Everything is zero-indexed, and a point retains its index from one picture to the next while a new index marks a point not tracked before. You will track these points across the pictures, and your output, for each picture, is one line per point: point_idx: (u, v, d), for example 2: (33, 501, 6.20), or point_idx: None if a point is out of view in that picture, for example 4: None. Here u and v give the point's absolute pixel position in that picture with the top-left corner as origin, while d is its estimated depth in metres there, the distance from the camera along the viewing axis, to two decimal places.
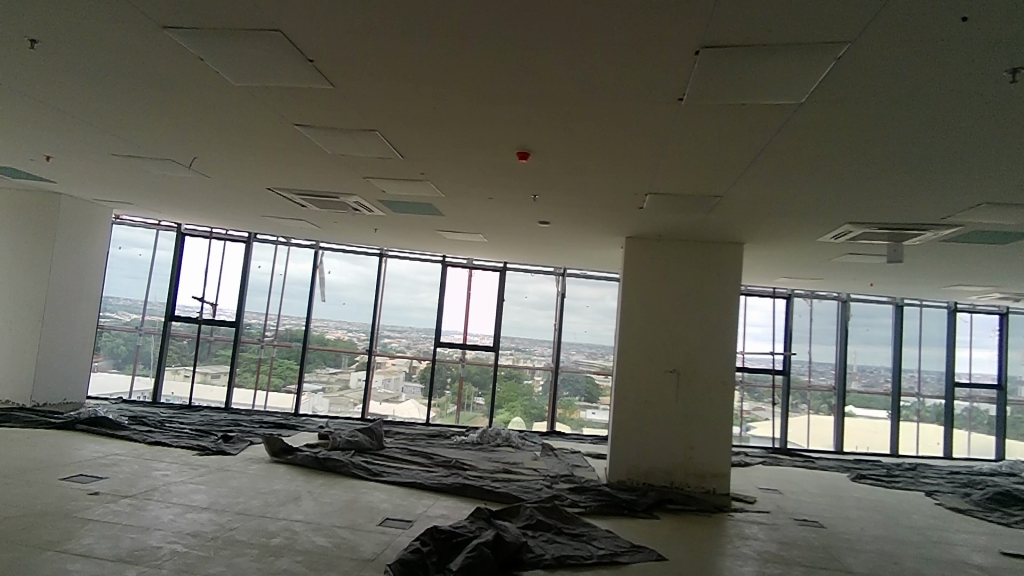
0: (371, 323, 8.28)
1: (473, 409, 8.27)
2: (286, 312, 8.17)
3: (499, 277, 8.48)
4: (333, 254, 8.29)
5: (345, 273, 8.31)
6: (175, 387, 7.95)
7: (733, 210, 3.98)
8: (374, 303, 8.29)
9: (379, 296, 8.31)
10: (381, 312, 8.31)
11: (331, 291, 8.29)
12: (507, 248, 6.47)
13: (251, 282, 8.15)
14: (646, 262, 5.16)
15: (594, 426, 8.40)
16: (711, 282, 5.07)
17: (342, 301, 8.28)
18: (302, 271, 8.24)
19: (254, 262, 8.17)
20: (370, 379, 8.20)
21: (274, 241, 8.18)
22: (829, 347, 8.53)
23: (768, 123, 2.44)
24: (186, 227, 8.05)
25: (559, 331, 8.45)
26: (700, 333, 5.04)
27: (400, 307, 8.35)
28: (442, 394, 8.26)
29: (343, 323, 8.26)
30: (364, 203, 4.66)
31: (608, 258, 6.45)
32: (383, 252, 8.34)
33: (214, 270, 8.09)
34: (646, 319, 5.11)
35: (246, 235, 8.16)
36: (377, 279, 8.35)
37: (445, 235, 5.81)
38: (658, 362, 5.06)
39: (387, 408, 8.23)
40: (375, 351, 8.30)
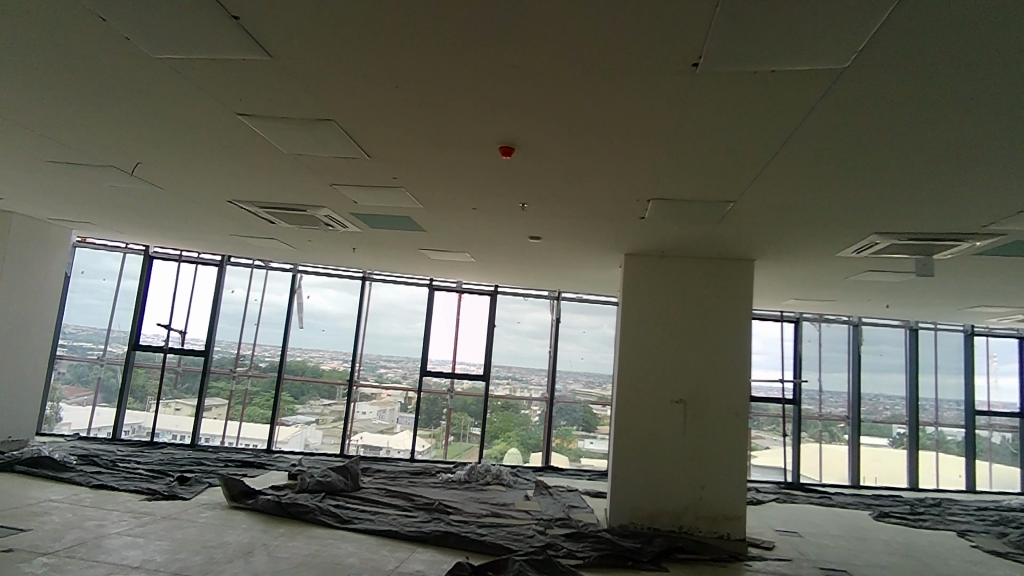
0: (353, 350, 7.76)
1: (464, 441, 7.69)
2: (262, 340, 7.65)
3: (490, 301, 8.02)
4: (312, 278, 7.80)
5: (327, 298, 7.85)
6: (162, 423, 7.33)
7: (746, 219, 3.55)
8: (357, 330, 7.79)
9: (363, 321, 7.83)
10: (365, 339, 7.82)
11: (312, 317, 7.78)
12: (498, 269, 6.02)
13: (225, 309, 7.65)
14: (648, 283, 4.71)
15: (592, 456, 7.78)
16: (720, 304, 4.61)
17: (322, 329, 7.78)
18: (280, 296, 7.74)
19: (227, 287, 7.68)
20: (351, 411, 7.66)
21: (250, 265, 7.70)
22: (840, 374, 8.05)
23: (800, 96, 2.01)
24: (155, 250, 7.54)
25: (555, 359, 7.96)
26: (709, 360, 4.57)
27: (386, 335, 7.85)
28: (436, 424, 7.71)
29: (324, 351, 7.74)
30: (335, 217, 4.19)
31: (607, 279, 6.00)
32: (366, 276, 7.87)
33: (184, 296, 7.57)
34: (648, 345, 4.64)
35: (219, 259, 7.67)
36: (361, 305, 7.87)
37: (429, 254, 5.36)
38: (662, 393, 4.58)
39: (377, 440, 7.67)
40: (359, 381, 7.78)
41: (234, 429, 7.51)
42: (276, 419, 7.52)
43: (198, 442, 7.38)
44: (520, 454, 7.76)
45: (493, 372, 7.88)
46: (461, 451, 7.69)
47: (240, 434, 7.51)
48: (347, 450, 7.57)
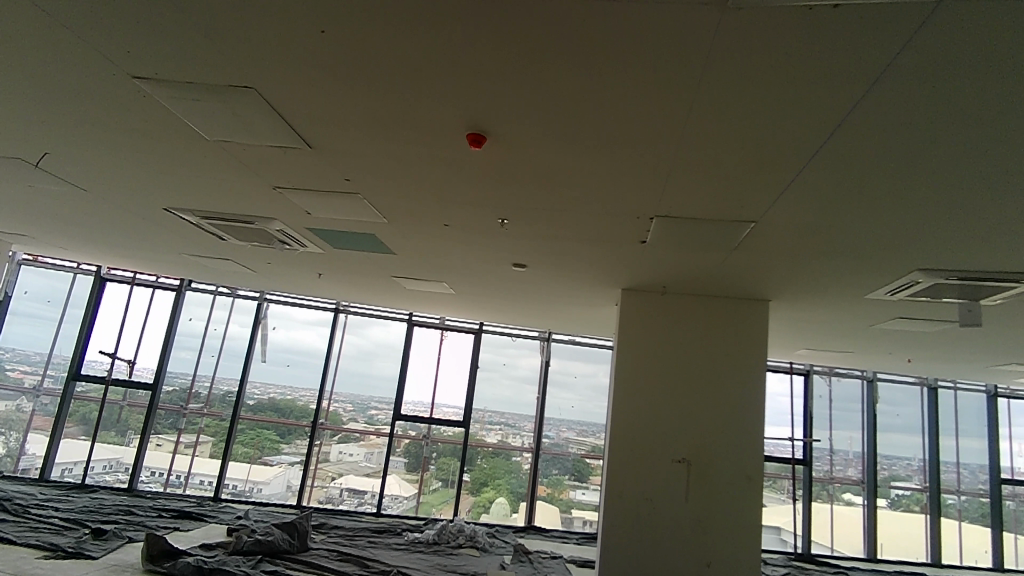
0: (319, 386, 7.08)
1: (450, 489, 6.97)
2: (220, 374, 6.96)
3: (473, 340, 7.45)
4: (279, 308, 7.20)
5: (297, 330, 7.21)
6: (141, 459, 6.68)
7: (766, 246, 3.00)
8: (328, 365, 7.14)
9: (331, 354, 7.19)
10: (330, 374, 7.14)
11: (278, 349, 7.12)
12: (482, 301, 5.42)
13: (182, 337, 7.02)
14: (647, 322, 4.14)
15: (585, 509, 7.02)
16: (729, 347, 4.02)
17: (286, 363, 7.10)
18: (242, 326, 7.10)
19: (185, 314, 7.06)
20: (310, 454, 6.88)
21: (212, 292, 7.11)
22: (853, 433, 7.39)
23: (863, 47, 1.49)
24: (108, 271, 6.97)
25: (543, 406, 7.31)
26: (716, 412, 3.95)
27: (359, 374, 7.21)
28: (423, 469, 7.02)
29: (289, 388, 7.06)
30: (289, 231, 3.59)
31: (602, 318, 5.42)
32: (339, 306, 7.28)
33: (135, 322, 6.95)
34: (645, 394, 4.03)
35: (177, 282, 7.07)
36: (333, 339, 7.22)
37: (403, 281, 4.76)
38: (661, 450, 3.94)
39: (363, 481, 6.89)
40: (320, 421, 7.04)
41: (186, 464, 6.75)
42: (227, 455, 6.76)
43: (136, 487, 6.54)
44: (511, 505, 7.00)
45: (474, 416, 7.22)
46: (447, 499, 6.95)
47: (190, 471, 6.72)
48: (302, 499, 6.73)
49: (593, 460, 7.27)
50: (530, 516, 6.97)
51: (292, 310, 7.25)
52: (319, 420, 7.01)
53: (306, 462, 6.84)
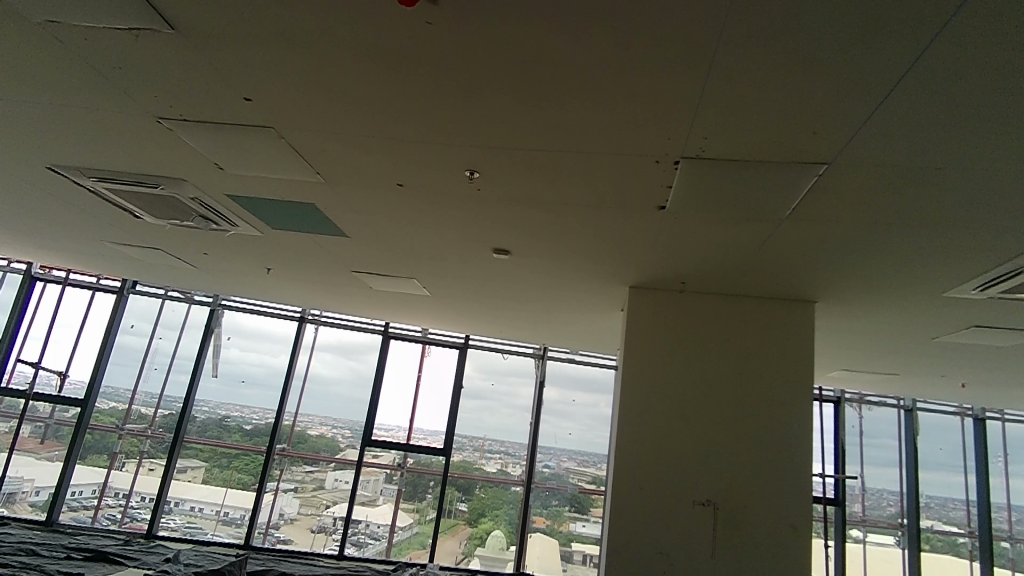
0: (276, 405, 6.23)
1: (450, 519, 6.15)
2: (167, 392, 6.13)
3: (459, 354, 6.66)
4: (236, 316, 6.40)
5: (259, 343, 6.38)
6: (134, 483, 5.92)
7: (831, 217, 2.20)
8: (292, 382, 6.32)
9: (292, 370, 6.37)
10: (292, 393, 6.31)
11: (232, 364, 6.30)
12: (463, 307, 4.62)
13: (123, 348, 6.23)
14: (663, 328, 3.34)
15: (586, 543, 6.18)
16: (765, 361, 3.21)
17: (241, 380, 6.27)
18: (193, 335, 6.28)
19: (126, 321, 6.28)
20: (264, 487, 6.01)
21: (160, 295, 6.33)
22: (888, 469, 6.51)
23: None
24: (40, 270, 6.28)
25: (536, 432, 6.47)
26: (751, 443, 3.11)
27: (329, 393, 6.37)
28: (422, 498, 6.20)
29: (247, 407, 6.22)
30: (206, 200, 2.82)
31: (605, 328, 4.61)
32: (304, 314, 6.45)
33: (69, 328, 6.21)
34: (661, 418, 3.20)
35: (118, 285, 6.33)
36: (296, 350, 6.39)
37: (367, 279, 3.97)
38: (680, 492, 3.09)
39: (357, 510, 6.05)
40: (277, 446, 6.17)
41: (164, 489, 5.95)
42: (170, 471, 5.96)
43: (54, 520, 5.71)
44: (507, 538, 6.14)
45: (455, 445, 6.37)
46: (449, 528, 6.11)
47: (132, 488, 5.90)
48: (253, 538, 5.84)
49: (596, 490, 6.36)
50: (524, 556, 6.07)
51: (250, 318, 6.42)
52: (276, 447, 6.15)
53: (272, 491, 6.05)
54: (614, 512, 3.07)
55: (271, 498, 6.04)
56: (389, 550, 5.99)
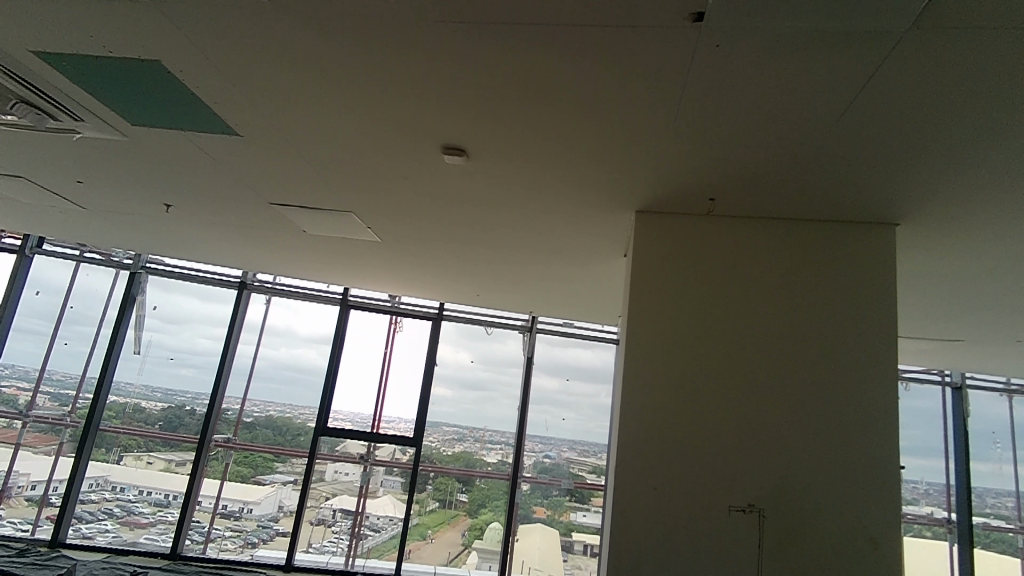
0: (213, 388, 5.33)
1: (451, 510, 5.42)
2: (78, 369, 5.24)
3: (433, 327, 5.80)
4: (164, 284, 5.46)
5: (192, 314, 5.44)
6: (134, 476, 5.15)
7: (989, 25, 1.29)
8: (230, 360, 5.43)
9: (231, 348, 5.45)
10: (234, 376, 5.43)
11: (155, 338, 5.37)
12: (422, 260, 3.71)
13: (25, 319, 5.36)
14: (690, 263, 2.43)
15: (587, 532, 5.40)
16: (831, 304, 2.31)
17: (168, 358, 5.35)
18: (106, 305, 5.34)
19: (29, 288, 5.38)
20: (194, 488, 5.16)
21: (65, 255, 5.40)
22: (933, 457, 5.65)
23: None
24: None
25: (524, 417, 5.66)
26: (819, 419, 2.21)
27: (283, 376, 5.48)
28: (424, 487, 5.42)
29: (179, 391, 5.31)
30: (8, 64, 1.93)
31: (600, 282, 3.70)
32: (246, 281, 5.53)
33: None
34: (689, 384, 2.30)
35: (19, 246, 5.41)
36: (233, 322, 5.47)
37: (288, 215, 3.05)
38: (719, 487, 2.19)
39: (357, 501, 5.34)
40: (215, 437, 5.31)
41: (97, 487, 5.11)
42: (81, 463, 5.05)
43: None
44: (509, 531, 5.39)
45: (427, 435, 5.55)
46: (448, 519, 5.40)
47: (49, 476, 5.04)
48: (180, 547, 5.02)
49: (599, 483, 5.53)
50: (519, 550, 5.31)
51: (183, 288, 5.48)
52: (213, 440, 5.28)
53: (218, 480, 5.24)
54: (628, 518, 2.18)
55: (218, 480, 5.24)
56: (387, 543, 5.25)
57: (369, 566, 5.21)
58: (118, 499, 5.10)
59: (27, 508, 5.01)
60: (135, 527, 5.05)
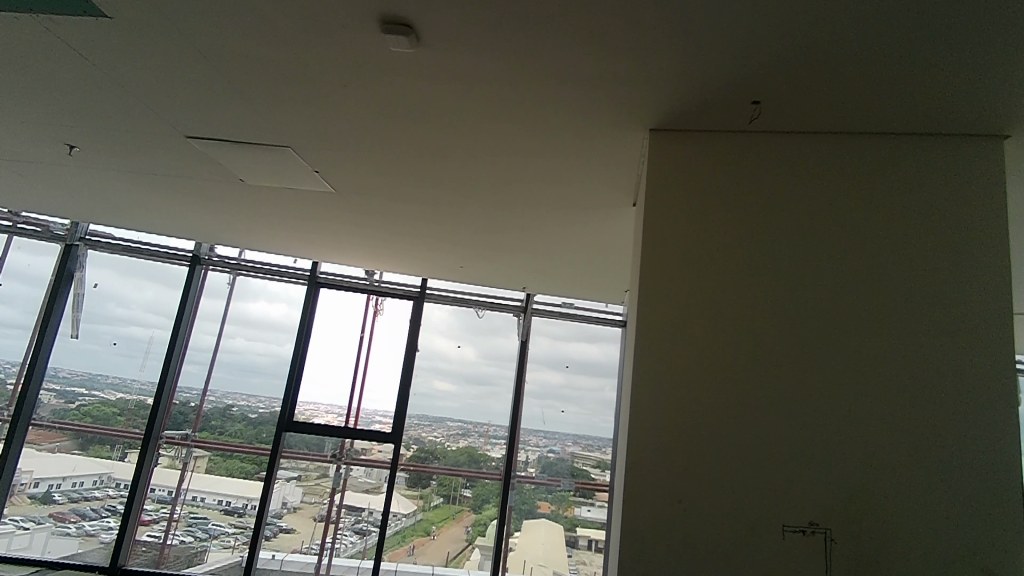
0: (161, 379, 4.74)
1: (455, 505, 4.91)
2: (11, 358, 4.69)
3: (415, 306, 5.20)
4: (108, 261, 4.87)
5: (144, 294, 4.87)
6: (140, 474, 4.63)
7: None
8: (183, 341, 4.87)
9: (182, 334, 4.86)
10: (188, 363, 4.84)
11: (96, 321, 4.79)
12: (383, 217, 3.11)
13: None
14: (731, 194, 1.84)
15: (593, 528, 4.92)
16: (921, 247, 1.72)
17: (110, 340, 4.77)
18: (43, 284, 4.77)
19: None
20: (141, 488, 4.60)
21: None
22: None
23: None
24: None
25: (519, 407, 5.09)
26: (904, 400, 1.62)
27: (243, 365, 4.89)
28: (427, 483, 4.91)
29: (128, 380, 4.74)
30: None
31: (599, 241, 3.11)
32: (198, 257, 4.94)
33: None
34: (735, 354, 1.71)
35: None
36: (186, 303, 4.90)
37: (210, 152, 2.46)
38: (777, 494, 1.60)
39: (360, 497, 4.78)
40: (165, 432, 4.74)
41: (35, 485, 4.57)
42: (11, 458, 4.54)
43: None
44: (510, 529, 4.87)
45: (406, 428, 4.99)
46: (453, 514, 4.89)
47: None
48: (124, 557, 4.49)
49: (604, 478, 5.02)
50: (520, 549, 4.84)
51: (132, 265, 4.89)
52: (162, 436, 4.71)
53: (177, 470, 4.67)
54: (652, 534, 1.60)
55: (176, 472, 4.68)
56: (393, 539, 4.75)
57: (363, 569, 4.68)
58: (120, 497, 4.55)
59: (31, 506, 4.54)
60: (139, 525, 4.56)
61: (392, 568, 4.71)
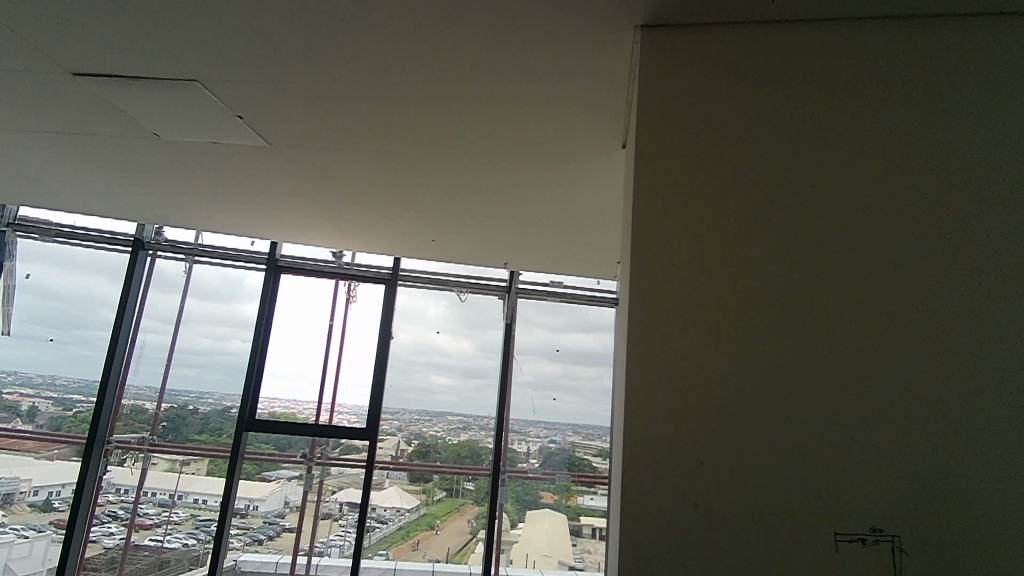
0: (105, 377, 4.29)
1: (458, 499, 4.51)
2: None
3: (388, 290, 4.77)
4: (42, 250, 4.37)
5: (85, 285, 4.41)
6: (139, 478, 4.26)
7: None
8: (127, 336, 4.42)
9: (126, 327, 4.41)
10: (137, 361, 4.40)
11: (29, 318, 4.33)
12: (324, 181, 2.66)
13: None
14: (741, 94, 1.38)
15: (596, 517, 4.53)
16: (1004, 149, 1.26)
17: (47, 338, 4.31)
18: None
19: None
20: (87, 497, 4.17)
21: None
22: None
23: None
24: None
25: (507, 393, 4.72)
26: (1003, 355, 1.16)
27: (202, 361, 4.45)
28: (429, 476, 4.53)
29: (74, 379, 4.30)
30: None
31: (583, 198, 2.68)
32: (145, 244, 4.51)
33: None
34: (758, 302, 1.24)
35: None
36: (134, 293, 4.47)
37: (105, 95, 2.01)
38: (825, 492, 1.14)
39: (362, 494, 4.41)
40: (113, 437, 4.30)
41: None
42: None
43: None
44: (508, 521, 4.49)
45: (385, 422, 4.56)
46: (456, 508, 4.50)
47: None
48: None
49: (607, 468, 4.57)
50: (523, 541, 4.47)
51: (72, 252, 4.42)
52: (109, 441, 4.28)
53: (139, 467, 4.26)
54: (661, 555, 1.14)
55: (135, 471, 4.26)
56: (397, 534, 4.39)
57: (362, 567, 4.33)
58: (122, 501, 4.22)
59: (31, 515, 4.12)
60: (140, 530, 4.20)
61: (393, 565, 4.37)
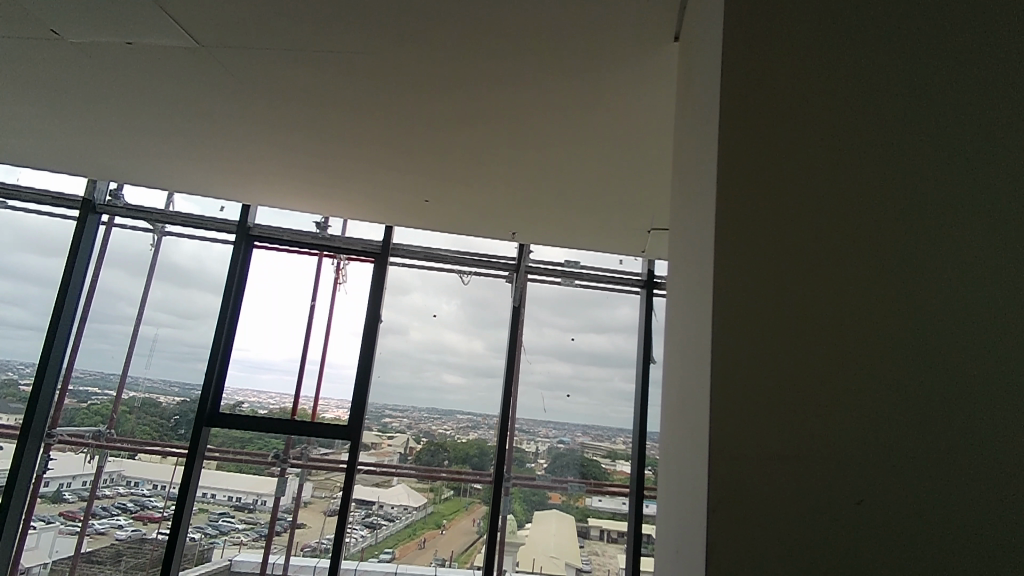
0: (48, 358, 3.76)
1: (464, 497, 3.96)
2: None
3: (378, 267, 4.21)
4: None
5: (33, 256, 3.89)
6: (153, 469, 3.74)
7: None
8: (73, 313, 3.88)
9: (70, 303, 3.86)
10: (85, 342, 3.87)
11: None
12: (262, 99, 2.08)
13: None
14: None
15: (605, 518, 4.01)
16: None
17: None
18: None
19: None
20: (20, 497, 3.63)
21: None
22: None
23: None
24: None
25: (512, 383, 4.15)
26: None
27: (164, 344, 3.90)
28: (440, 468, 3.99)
29: (16, 360, 3.78)
30: None
31: (604, 129, 2.10)
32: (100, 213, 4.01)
33: None
34: (803, 145, 0.75)
35: None
36: (85, 267, 3.95)
37: None
38: (978, 454, 0.58)
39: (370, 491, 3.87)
40: (57, 429, 3.77)
41: None
42: None
43: None
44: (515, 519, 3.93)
45: (369, 414, 4.00)
46: (463, 507, 3.94)
47: None
48: None
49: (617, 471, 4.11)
50: (530, 543, 3.91)
51: (20, 220, 3.93)
52: (51, 432, 3.75)
53: (89, 465, 3.73)
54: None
55: (87, 471, 3.73)
56: (402, 534, 3.86)
57: (362, 571, 3.79)
58: (133, 494, 3.71)
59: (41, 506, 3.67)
60: (151, 523, 3.67)
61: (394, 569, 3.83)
